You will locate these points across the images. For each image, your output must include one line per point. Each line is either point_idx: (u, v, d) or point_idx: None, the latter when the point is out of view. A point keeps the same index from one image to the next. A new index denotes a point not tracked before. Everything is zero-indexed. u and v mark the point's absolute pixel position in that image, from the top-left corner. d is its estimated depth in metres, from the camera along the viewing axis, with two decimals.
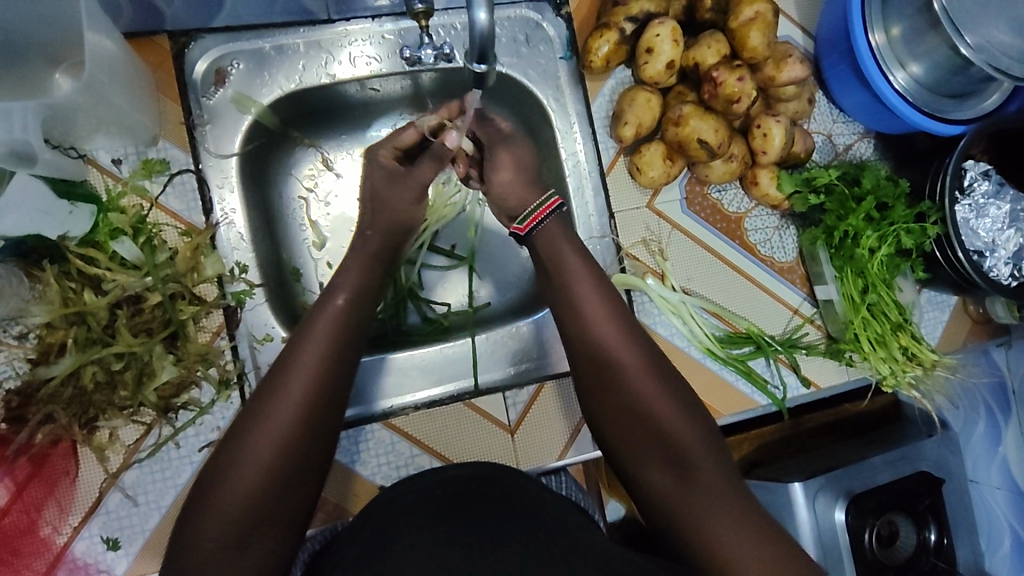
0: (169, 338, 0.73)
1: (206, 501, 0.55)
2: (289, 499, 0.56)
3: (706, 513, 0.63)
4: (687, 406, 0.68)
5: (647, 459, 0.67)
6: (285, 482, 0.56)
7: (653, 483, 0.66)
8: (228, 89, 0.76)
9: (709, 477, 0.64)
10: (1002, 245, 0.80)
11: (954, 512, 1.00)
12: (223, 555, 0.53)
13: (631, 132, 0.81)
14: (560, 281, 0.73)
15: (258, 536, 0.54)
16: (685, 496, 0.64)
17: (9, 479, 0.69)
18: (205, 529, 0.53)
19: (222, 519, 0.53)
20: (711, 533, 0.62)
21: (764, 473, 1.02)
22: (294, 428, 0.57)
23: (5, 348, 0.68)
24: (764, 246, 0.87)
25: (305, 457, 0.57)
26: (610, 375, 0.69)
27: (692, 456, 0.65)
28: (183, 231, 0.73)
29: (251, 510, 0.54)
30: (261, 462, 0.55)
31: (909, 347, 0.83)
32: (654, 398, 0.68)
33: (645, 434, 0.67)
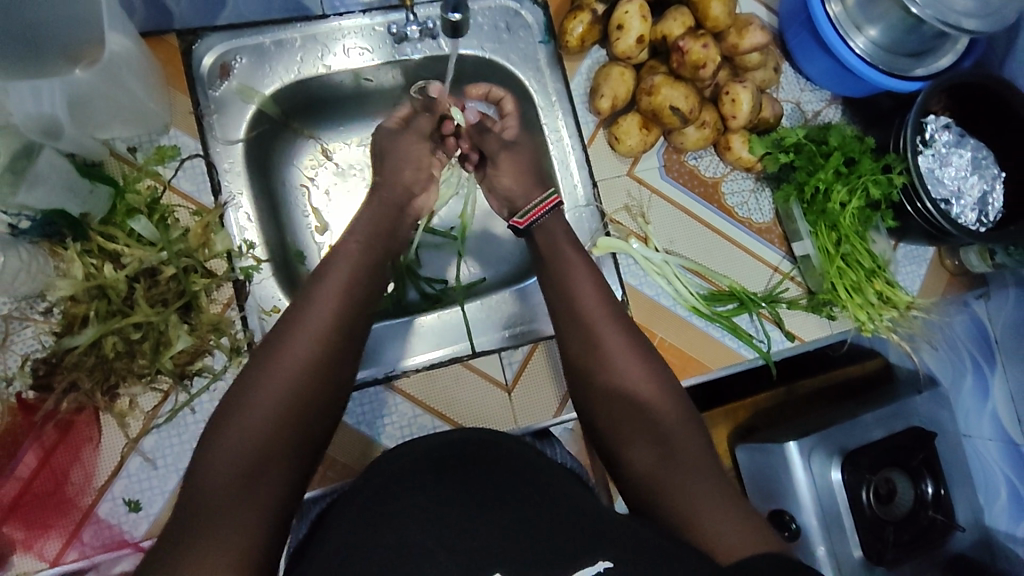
0: (183, 308, 0.78)
1: (218, 445, 0.54)
2: (300, 445, 0.57)
3: (687, 486, 0.65)
4: (674, 394, 0.72)
5: (632, 439, 0.70)
6: (296, 427, 0.57)
7: (634, 455, 0.69)
8: (233, 81, 0.83)
9: (688, 449, 0.68)
10: (966, 192, 0.85)
11: (949, 464, 1.02)
12: (236, 495, 0.52)
13: (607, 105, 0.86)
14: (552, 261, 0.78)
15: (270, 478, 0.54)
16: (667, 471, 0.67)
17: (37, 445, 0.73)
18: (204, 483, 0.53)
19: (238, 460, 0.54)
20: (691, 505, 0.63)
21: (761, 437, 1.05)
22: (308, 373, 0.59)
23: (31, 323, 0.74)
24: (741, 209, 0.91)
25: (316, 404, 0.59)
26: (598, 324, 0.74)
27: (676, 437, 0.68)
28: (194, 211, 0.79)
29: (267, 452, 0.55)
30: (276, 407, 0.56)
31: (883, 291, 0.87)
32: (639, 370, 0.72)
33: (631, 409, 0.70)
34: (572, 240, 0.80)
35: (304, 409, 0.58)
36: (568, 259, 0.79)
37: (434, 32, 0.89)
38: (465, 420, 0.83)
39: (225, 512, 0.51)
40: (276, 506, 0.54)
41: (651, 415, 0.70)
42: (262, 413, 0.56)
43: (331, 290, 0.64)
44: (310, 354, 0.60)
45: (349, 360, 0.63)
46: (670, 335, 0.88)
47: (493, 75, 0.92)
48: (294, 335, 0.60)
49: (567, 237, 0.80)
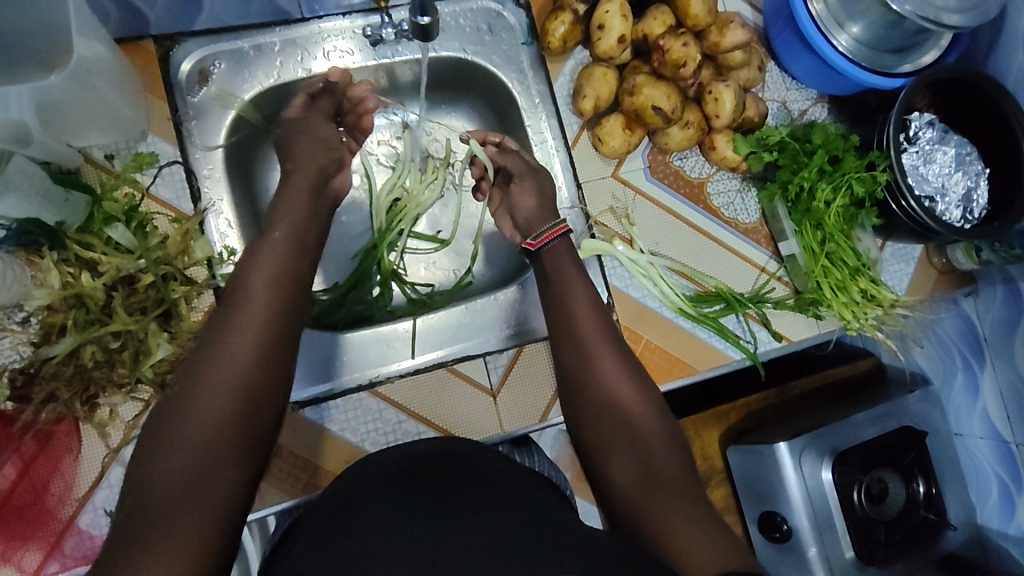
0: (163, 316, 0.77)
1: (164, 446, 0.54)
2: (247, 442, 0.57)
3: (663, 505, 0.64)
4: (660, 413, 0.72)
5: (615, 456, 0.69)
6: (243, 424, 0.57)
7: (613, 470, 0.69)
8: (212, 87, 0.82)
9: (667, 465, 0.68)
10: (951, 189, 0.85)
11: (940, 462, 1.01)
12: (184, 494, 0.52)
13: (590, 105, 0.86)
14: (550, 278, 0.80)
15: (219, 476, 0.54)
16: (645, 486, 0.66)
17: (17, 457, 0.72)
18: (156, 479, 0.53)
19: (185, 459, 0.54)
20: (667, 523, 0.62)
21: (752, 438, 1.04)
22: (250, 369, 0.59)
23: (8, 334, 0.73)
24: (727, 209, 0.91)
25: (261, 401, 0.59)
26: (589, 335, 0.75)
27: (658, 456, 0.68)
28: (173, 218, 0.78)
29: (214, 451, 0.55)
30: (221, 404, 0.56)
31: (867, 289, 0.87)
32: (625, 385, 0.73)
33: (614, 423, 0.71)
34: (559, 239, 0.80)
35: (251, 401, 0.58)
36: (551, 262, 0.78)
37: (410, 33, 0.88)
38: (451, 426, 0.82)
39: (179, 508, 0.51)
40: (231, 498, 0.54)
41: (636, 433, 0.70)
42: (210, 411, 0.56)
43: (267, 285, 0.64)
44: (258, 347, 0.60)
45: (290, 356, 0.63)
46: (656, 338, 0.87)
47: (477, 77, 0.92)
48: (235, 333, 0.60)
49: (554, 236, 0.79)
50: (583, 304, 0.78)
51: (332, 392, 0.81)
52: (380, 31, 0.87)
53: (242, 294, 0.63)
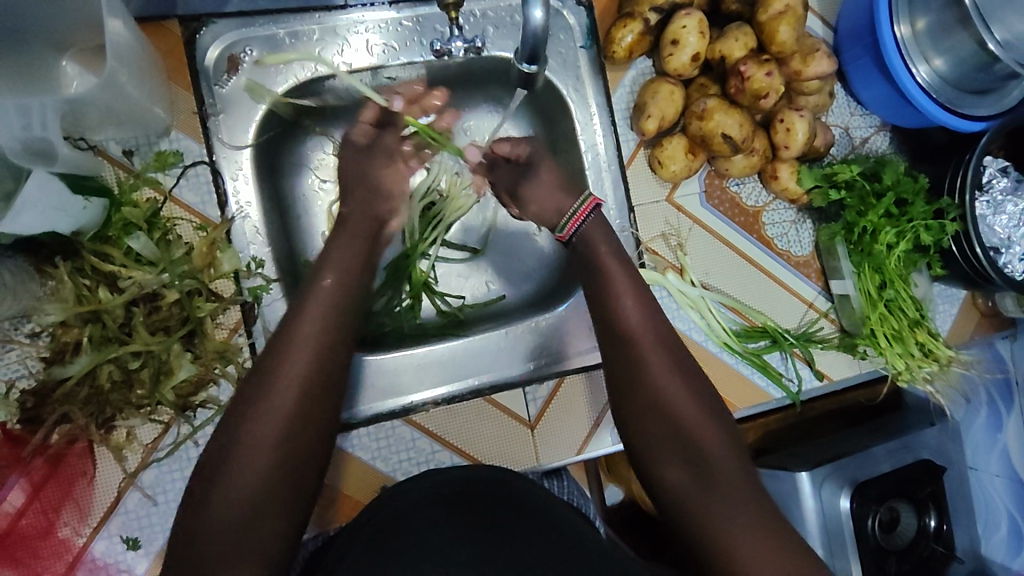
0: (186, 336, 0.71)
1: (207, 502, 0.50)
2: (298, 483, 0.53)
3: (723, 516, 0.58)
4: (714, 411, 0.62)
5: (666, 459, 0.61)
6: (287, 469, 0.52)
7: (667, 477, 0.62)
8: (241, 78, 0.73)
9: (727, 472, 0.60)
10: (1017, 241, 0.82)
11: (953, 496, 1.02)
12: (228, 556, 0.49)
13: (654, 126, 0.79)
14: (593, 274, 0.67)
15: (265, 525, 0.51)
16: (703, 499, 0.60)
17: (25, 480, 0.67)
18: (201, 525, 0.50)
19: (233, 506, 0.50)
20: (730, 543, 0.57)
21: (771, 461, 1.03)
22: (291, 409, 0.52)
23: (16, 347, 0.66)
24: (781, 241, 0.87)
25: (310, 450, 0.54)
26: (628, 322, 0.64)
27: (715, 460, 0.60)
28: (199, 226, 0.72)
29: (260, 509, 0.50)
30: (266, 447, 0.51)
31: (925, 342, 0.84)
32: (675, 385, 0.62)
33: (665, 424, 0.62)
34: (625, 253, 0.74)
35: (300, 440, 0.53)
36: (598, 259, 0.68)
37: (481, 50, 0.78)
38: (484, 456, 0.79)
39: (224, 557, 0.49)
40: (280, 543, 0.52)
41: (689, 435, 0.61)
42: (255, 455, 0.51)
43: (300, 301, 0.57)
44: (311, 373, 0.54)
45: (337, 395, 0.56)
46: None
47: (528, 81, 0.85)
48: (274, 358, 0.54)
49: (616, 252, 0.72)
50: (628, 288, 0.66)
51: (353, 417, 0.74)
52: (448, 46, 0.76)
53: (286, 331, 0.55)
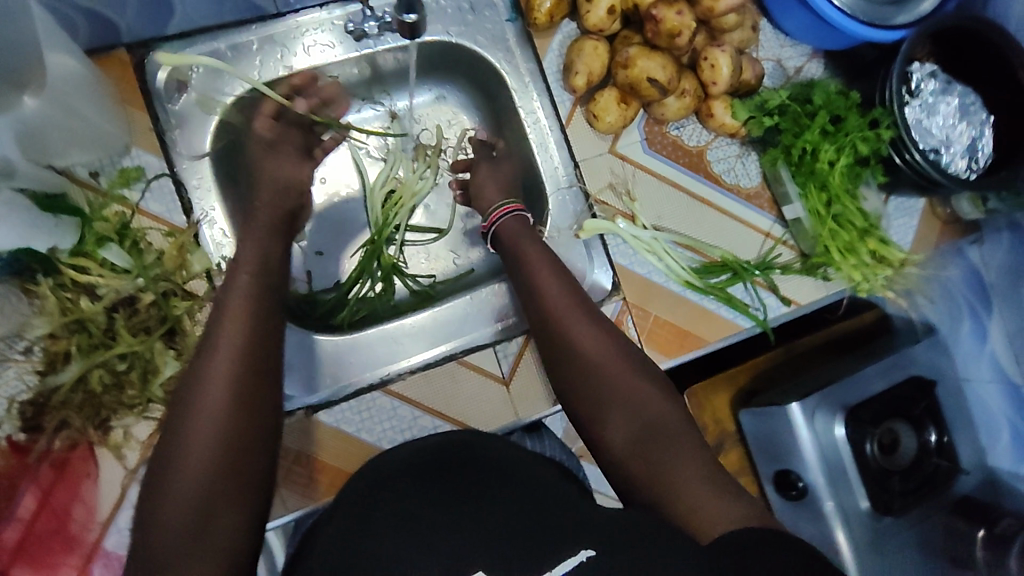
0: (167, 334, 0.76)
1: (157, 495, 0.51)
2: (245, 479, 0.53)
3: (671, 472, 0.60)
4: (646, 373, 0.68)
5: (611, 419, 0.65)
6: (234, 464, 0.53)
7: (612, 440, 0.65)
8: (192, 93, 0.80)
9: (668, 429, 0.63)
10: (956, 140, 0.83)
11: (951, 409, 1.00)
12: (179, 548, 0.49)
13: (583, 82, 0.83)
14: (519, 266, 0.76)
15: (217, 524, 0.51)
16: (647, 458, 0.62)
17: (35, 487, 0.72)
18: (153, 532, 0.50)
19: (183, 505, 0.50)
20: (678, 480, 0.59)
21: (764, 400, 1.02)
22: (234, 400, 0.54)
23: (12, 364, 0.71)
24: (728, 176, 0.89)
25: (253, 437, 0.54)
26: (554, 307, 0.72)
27: (654, 415, 0.64)
28: (167, 232, 0.77)
29: (208, 497, 0.51)
30: (211, 442, 0.52)
31: (877, 250, 0.86)
32: (602, 352, 0.68)
33: (602, 392, 0.66)
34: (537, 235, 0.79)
35: (244, 431, 0.54)
36: (526, 255, 0.76)
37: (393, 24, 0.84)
38: (465, 416, 0.82)
39: (177, 562, 0.49)
40: (234, 542, 0.52)
41: (627, 400, 0.65)
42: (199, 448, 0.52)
43: (242, 304, 0.59)
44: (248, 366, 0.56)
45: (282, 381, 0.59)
46: (665, 313, 0.87)
47: (463, 59, 0.89)
48: (215, 352, 0.56)
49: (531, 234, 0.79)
50: (551, 277, 0.74)
51: (333, 396, 0.81)
52: (362, 26, 0.83)
53: (223, 317, 0.58)
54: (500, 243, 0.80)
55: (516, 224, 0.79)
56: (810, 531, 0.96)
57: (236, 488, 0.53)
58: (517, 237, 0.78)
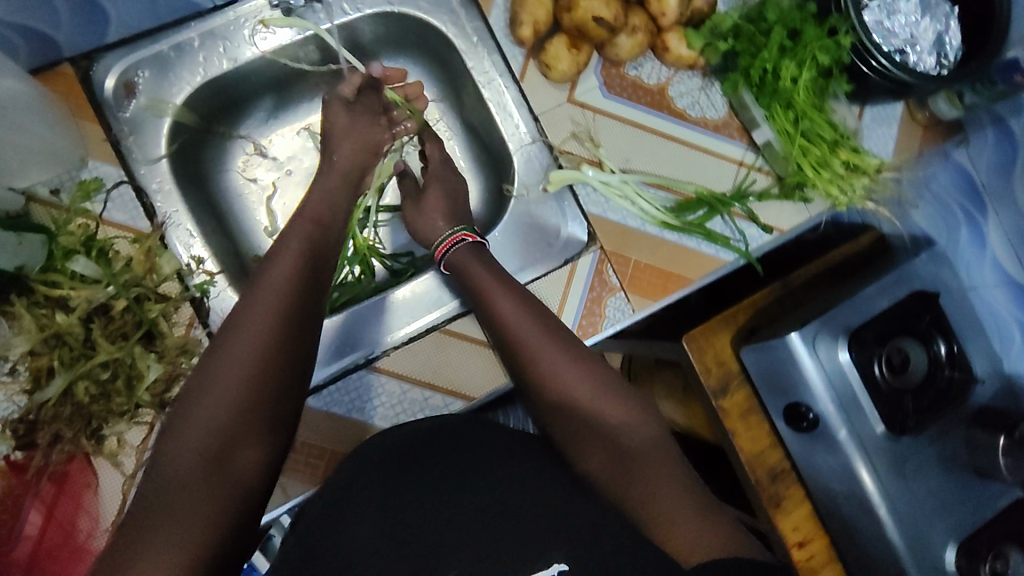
0: (145, 337, 0.77)
1: (180, 425, 0.54)
2: (267, 419, 0.57)
3: (649, 491, 0.59)
4: (614, 392, 0.66)
5: (583, 443, 0.64)
6: (259, 402, 0.56)
7: (588, 463, 0.63)
8: (141, 98, 0.79)
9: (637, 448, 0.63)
10: (921, 37, 0.79)
11: (958, 316, 0.92)
12: (195, 474, 0.52)
13: (529, 32, 0.81)
14: (475, 296, 0.72)
15: (235, 457, 0.54)
16: (623, 476, 0.61)
17: (39, 503, 0.73)
18: (173, 454, 0.53)
19: (206, 431, 0.54)
20: (656, 511, 0.58)
21: (766, 334, 0.91)
22: (273, 342, 0.58)
23: (1, 386, 0.72)
24: (693, 109, 0.87)
25: (283, 380, 0.58)
26: (513, 329, 0.69)
27: (626, 432, 0.64)
28: (133, 239, 0.77)
29: (229, 429, 0.54)
30: (242, 375, 0.56)
31: (850, 160, 0.83)
32: (562, 372, 0.66)
33: (568, 417, 0.65)
34: (487, 260, 0.75)
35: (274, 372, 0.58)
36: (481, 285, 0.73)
37: None
38: (454, 383, 0.82)
39: (189, 487, 0.51)
40: (249, 478, 0.55)
41: (595, 425, 0.64)
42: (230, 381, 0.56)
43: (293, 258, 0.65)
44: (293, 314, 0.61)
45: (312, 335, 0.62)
46: (645, 256, 0.86)
47: (409, 27, 0.88)
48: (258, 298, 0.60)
49: (481, 260, 0.75)
50: (509, 297, 0.71)
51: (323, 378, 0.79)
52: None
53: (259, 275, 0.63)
54: (455, 275, 0.76)
55: (467, 252, 0.76)
56: (830, 468, 0.88)
57: (256, 432, 0.56)
58: (469, 264, 0.75)
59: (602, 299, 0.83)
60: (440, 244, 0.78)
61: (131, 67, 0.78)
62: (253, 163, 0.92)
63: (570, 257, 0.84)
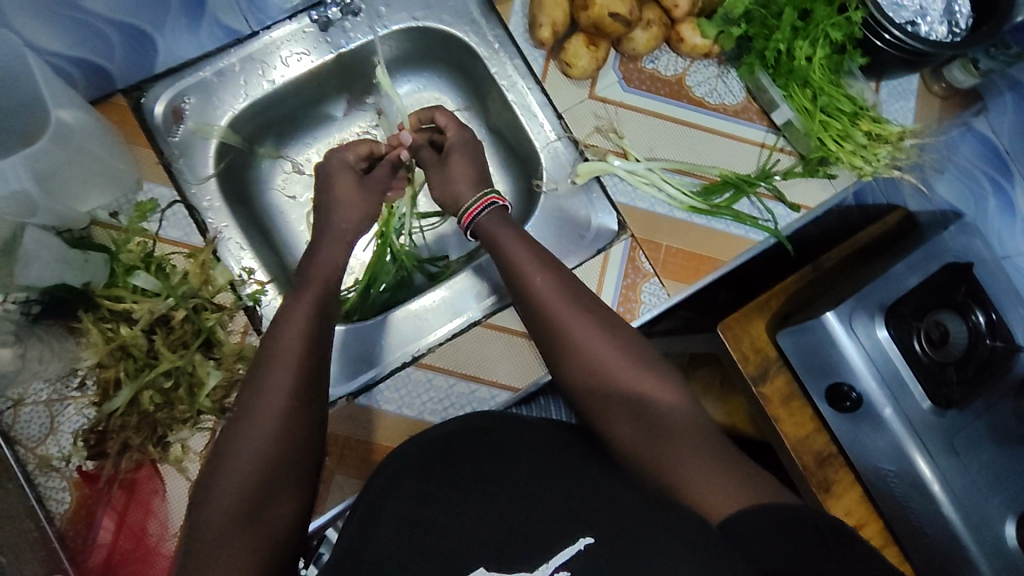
0: (204, 346, 0.81)
1: (211, 488, 0.56)
2: (292, 470, 0.59)
3: (673, 456, 0.60)
4: (648, 364, 0.67)
5: (613, 417, 0.65)
6: (285, 456, 0.58)
7: (613, 427, 0.64)
8: (188, 123, 0.84)
9: (668, 415, 0.63)
10: (930, 7, 0.82)
11: (993, 287, 0.90)
12: (229, 533, 0.53)
13: (548, 33, 0.85)
14: (506, 262, 0.75)
15: (266, 512, 0.56)
16: (650, 442, 0.62)
17: (111, 509, 0.76)
18: (207, 518, 0.54)
19: (237, 491, 0.55)
20: (677, 473, 0.59)
21: (801, 317, 0.91)
22: (292, 401, 0.60)
23: (71, 400, 0.76)
24: (712, 97, 0.90)
25: (304, 434, 0.60)
26: (543, 294, 0.70)
27: (654, 401, 0.64)
28: (188, 254, 0.81)
29: (259, 485, 0.56)
30: (265, 435, 0.57)
31: (871, 130, 0.86)
32: (589, 330, 0.68)
33: (600, 381, 0.66)
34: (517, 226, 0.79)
35: (296, 428, 0.59)
36: (508, 251, 0.75)
37: (354, 8, 0.87)
38: (498, 375, 0.84)
39: (225, 546, 0.53)
40: (280, 529, 0.57)
41: (625, 390, 0.65)
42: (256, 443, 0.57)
43: (300, 324, 0.67)
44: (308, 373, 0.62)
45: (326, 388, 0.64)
46: (675, 241, 0.88)
47: (434, 40, 0.93)
48: (273, 362, 0.62)
49: (511, 225, 0.78)
50: (538, 270, 0.72)
51: (367, 381, 0.83)
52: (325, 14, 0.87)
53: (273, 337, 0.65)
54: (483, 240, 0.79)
55: (493, 219, 0.79)
56: (877, 448, 0.88)
57: (284, 485, 0.58)
58: (497, 230, 0.78)
59: (637, 285, 0.86)
60: (468, 209, 0.81)
61: (178, 94, 0.84)
62: (293, 180, 0.97)
63: (602, 246, 0.87)
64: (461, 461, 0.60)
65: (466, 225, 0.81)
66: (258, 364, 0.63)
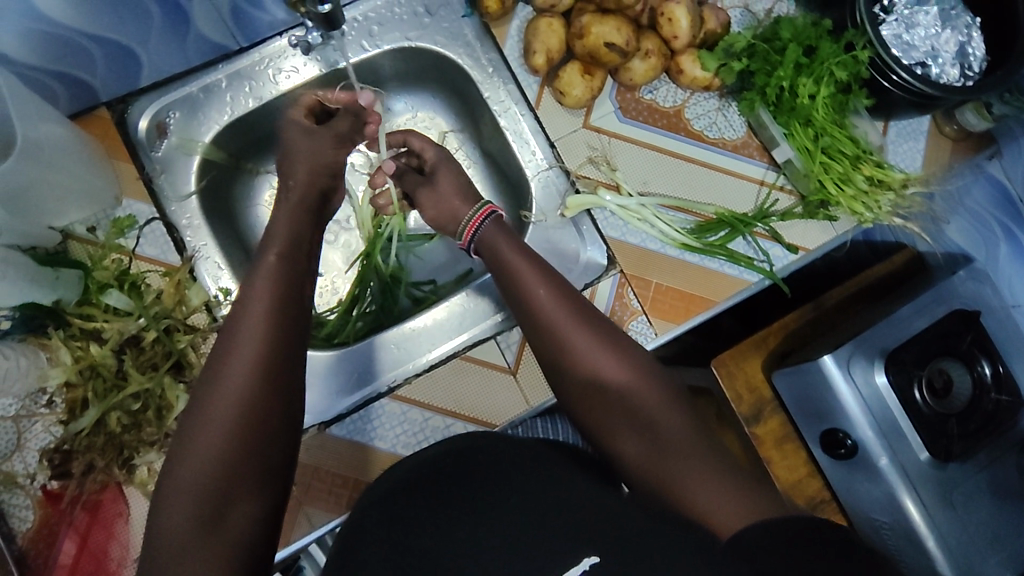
0: (174, 368, 0.79)
1: (169, 492, 0.52)
2: (256, 465, 0.54)
3: (683, 473, 0.56)
4: (650, 374, 0.64)
5: (620, 432, 0.61)
6: (247, 454, 0.54)
7: (619, 442, 0.61)
8: (172, 138, 0.83)
9: (676, 429, 0.59)
10: (942, 49, 0.79)
11: (1000, 336, 0.84)
12: (190, 541, 0.50)
13: (542, 60, 0.82)
14: (506, 273, 0.71)
15: (230, 515, 0.52)
16: (656, 456, 0.58)
17: (73, 532, 0.75)
18: (165, 526, 0.51)
19: (197, 498, 0.52)
20: (686, 490, 0.55)
21: (798, 358, 0.87)
22: (253, 392, 0.55)
23: (39, 418, 0.75)
24: (711, 130, 0.87)
25: (269, 425, 0.56)
26: (545, 306, 0.67)
27: (657, 415, 0.60)
28: (164, 272, 0.80)
29: (220, 488, 0.52)
30: (223, 434, 0.54)
31: (873, 175, 0.84)
32: (588, 339, 0.64)
33: (603, 393, 0.62)
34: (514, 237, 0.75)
35: (258, 419, 0.55)
36: (510, 264, 0.71)
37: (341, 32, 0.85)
38: (476, 410, 0.82)
39: (185, 556, 0.50)
40: (247, 532, 0.53)
41: (629, 399, 0.61)
42: (214, 442, 0.53)
43: (264, 299, 0.61)
44: (272, 357, 0.58)
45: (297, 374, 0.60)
46: (666, 279, 0.85)
47: (428, 61, 0.90)
48: (233, 347, 0.58)
49: (510, 238, 0.74)
50: (543, 280, 0.69)
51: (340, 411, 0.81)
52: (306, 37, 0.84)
53: (236, 314, 0.60)
54: (483, 255, 0.75)
55: (497, 229, 0.75)
56: (874, 499, 0.83)
57: (250, 485, 0.54)
58: (496, 243, 0.74)
59: (624, 323, 0.83)
60: (468, 224, 0.77)
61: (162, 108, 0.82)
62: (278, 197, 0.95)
63: (590, 281, 0.83)
64: (415, 494, 0.55)
65: (468, 241, 0.77)
66: (219, 351, 0.59)
